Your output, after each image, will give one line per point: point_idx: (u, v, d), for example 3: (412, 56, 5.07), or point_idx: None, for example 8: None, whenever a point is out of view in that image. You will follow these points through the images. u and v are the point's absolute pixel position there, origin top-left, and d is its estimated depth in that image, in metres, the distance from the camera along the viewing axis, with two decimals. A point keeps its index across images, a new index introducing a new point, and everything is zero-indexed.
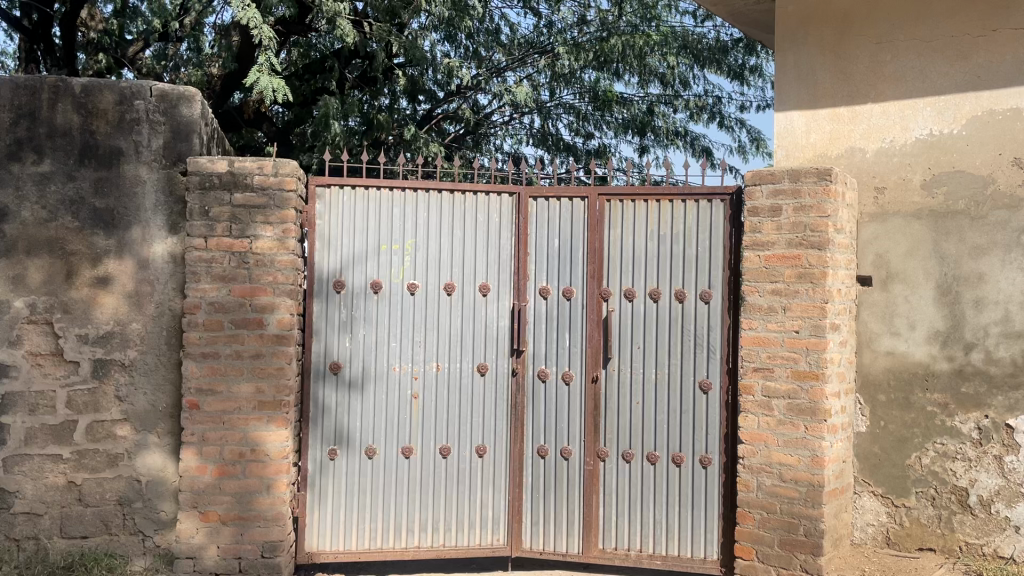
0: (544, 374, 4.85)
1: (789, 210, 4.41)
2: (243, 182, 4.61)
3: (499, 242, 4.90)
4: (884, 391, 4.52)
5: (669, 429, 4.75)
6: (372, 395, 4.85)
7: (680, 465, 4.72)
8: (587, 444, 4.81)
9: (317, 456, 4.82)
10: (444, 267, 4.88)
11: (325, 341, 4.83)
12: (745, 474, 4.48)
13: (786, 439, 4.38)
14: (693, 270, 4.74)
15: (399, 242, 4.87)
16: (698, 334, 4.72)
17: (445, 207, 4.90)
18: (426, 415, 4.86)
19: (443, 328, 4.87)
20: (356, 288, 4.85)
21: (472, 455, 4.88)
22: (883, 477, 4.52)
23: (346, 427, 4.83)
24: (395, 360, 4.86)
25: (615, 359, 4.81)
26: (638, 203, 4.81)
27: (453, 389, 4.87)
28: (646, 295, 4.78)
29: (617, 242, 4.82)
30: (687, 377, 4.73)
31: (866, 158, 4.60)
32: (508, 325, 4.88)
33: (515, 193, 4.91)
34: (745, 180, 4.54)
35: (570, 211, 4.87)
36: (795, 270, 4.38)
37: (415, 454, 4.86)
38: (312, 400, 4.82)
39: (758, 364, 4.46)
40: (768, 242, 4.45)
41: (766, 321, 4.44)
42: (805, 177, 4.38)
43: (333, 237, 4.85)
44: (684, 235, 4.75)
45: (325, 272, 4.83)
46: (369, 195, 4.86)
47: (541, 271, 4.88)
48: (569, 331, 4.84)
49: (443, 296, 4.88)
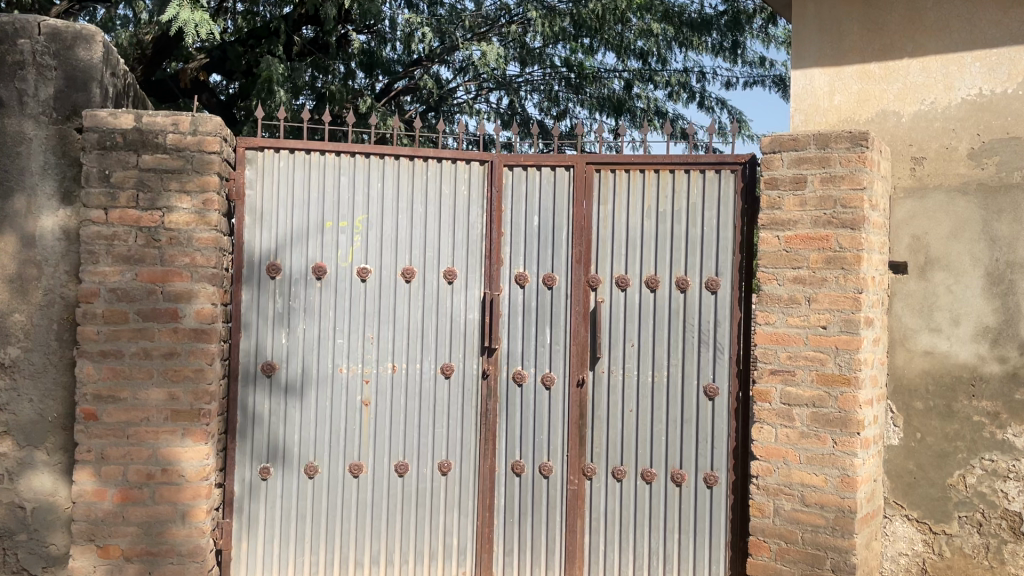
0: (520, 377, 4.08)
1: (815, 181, 3.69)
2: (152, 141, 3.75)
3: (468, 220, 4.11)
4: (921, 397, 3.85)
5: (667, 442, 4.01)
6: (314, 402, 4.03)
7: (681, 484, 3.99)
8: (571, 459, 4.05)
9: (246, 475, 4.00)
10: (402, 249, 4.08)
11: (256, 337, 4.01)
12: (759, 497, 3.77)
13: (810, 456, 3.67)
14: (698, 253, 3.99)
15: (347, 218, 4.06)
16: (703, 330, 3.98)
17: (404, 177, 4.10)
18: (379, 425, 4.06)
19: (400, 322, 4.07)
20: (294, 272, 4.02)
21: (434, 473, 4.09)
22: (919, 499, 3.85)
23: (282, 441, 4.02)
24: (341, 360, 4.05)
25: (604, 359, 4.06)
26: (633, 173, 4.06)
27: (411, 395, 4.08)
28: (642, 283, 4.03)
29: (609, 220, 4.06)
30: (689, 381, 3.99)
31: (901, 123, 3.91)
32: (478, 319, 4.10)
33: (487, 160, 4.12)
34: (763, 146, 3.81)
35: (553, 183, 4.10)
36: (822, 254, 3.66)
37: (365, 473, 4.06)
38: (240, 407, 3.99)
39: (776, 366, 3.74)
40: (789, 219, 3.73)
41: (786, 314, 3.73)
42: (835, 142, 3.66)
43: (267, 212, 4.02)
44: (687, 211, 4.01)
45: (257, 254, 4.01)
46: (313, 161, 4.05)
47: (518, 255, 4.11)
48: (551, 325, 4.08)
49: (400, 284, 4.08)
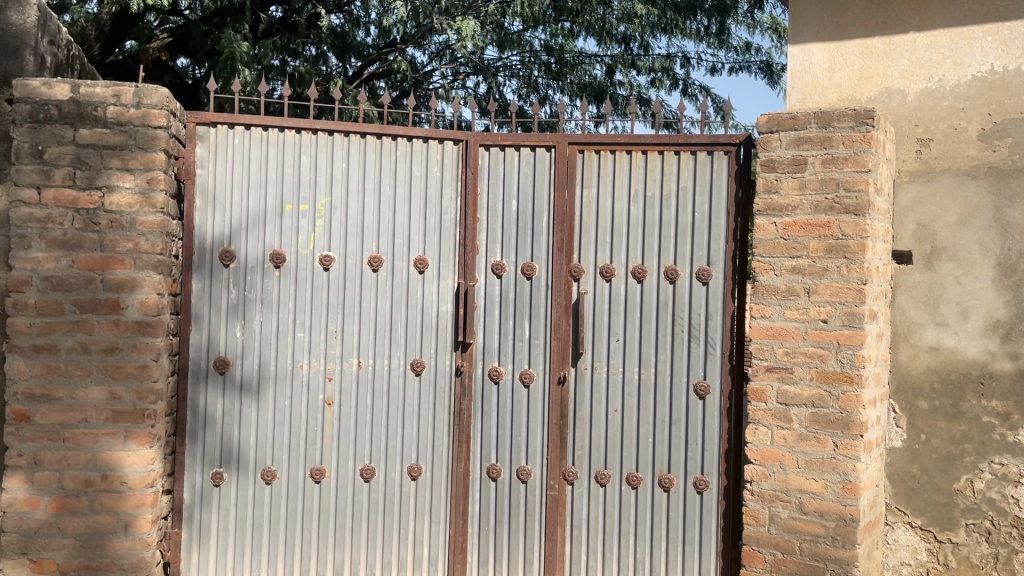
0: (496, 374, 3.77)
1: (816, 163, 3.41)
2: (91, 113, 3.41)
3: (440, 204, 3.80)
4: (926, 396, 3.59)
5: (654, 444, 3.73)
6: (272, 401, 3.71)
7: (669, 490, 3.70)
8: (551, 463, 3.76)
9: (197, 481, 3.67)
10: (368, 236, 3.76)
11: (208, 330, 3.67)
12: (753, 504, 3.50)
13: (809, 460, 3.40)
14: (688, 241, 3.70)
15: (308, 201, 3.73)
16: (693, 324, 3.70)
17: (371, 157, 3.78)
18: (343, 427, 3.75)
19: (366, 314, 3.75)
20: (250, 260, 3.69)
21: (403, 478, 3.78)
22: (922, 505, 3.60)
23: (237, 443, 3.69)
24: (302, 355, 3.72)
25: (587, 354, 3.76)
26: (618, 155, 3.76)
27: (378, 394, 3.76)
28: (628, 273, 3.74)
29: (593, 205, 3.76)
30: (677, 378, 3.71)
31: (907, 102, 3.64)
32: (451, 311, 3.79)
33: (461, 140, 3.81)
34: (759, 125, 3.53)
35: (532, 164, 3.80)
36: (822, 242, 3.39)
37: (328, 477, 3.74)
38: (190, 407, 3.66)
39: (773, 363, 3.47)
40: (787, 204, 3.45)
41: (783, 307, 3.45)
42: (838, 121, 3.37)
43: (220, 194, 3.68)
44: (677, 195, 3.72)
45: (209, 240, 3.67)
46: (270, 139, 3.72)
47: (494, 242, 3.80)
48: (530, 319, 3.78)
49: (367, 273, 3.76)
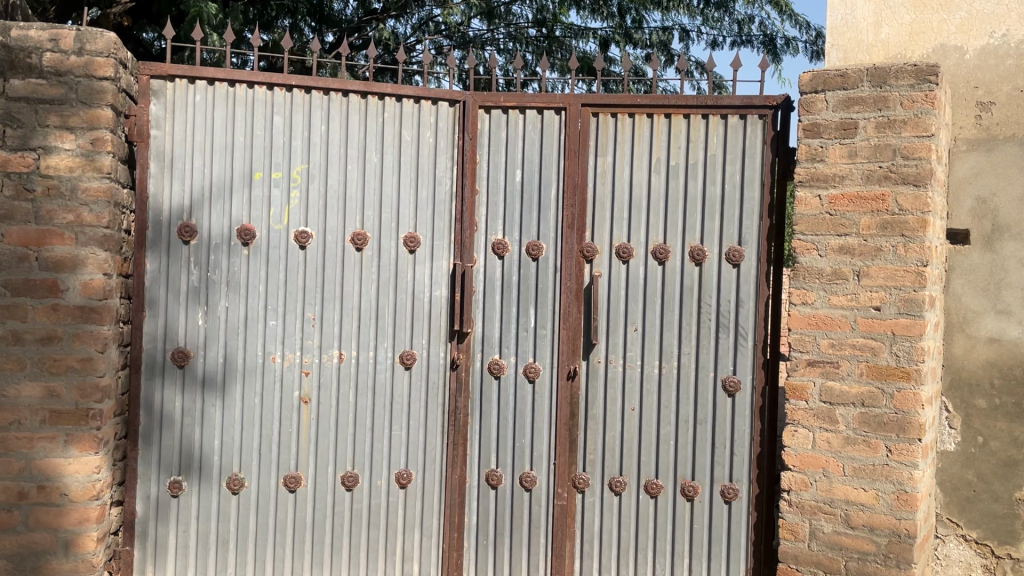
0: (497, 368, 3.31)
1: (868, 126, 2.97)
2: (23, 61, 2.89)
3: (434, 174, 3.32)
4: (985, 394, 3.18)
5: (677, 448, 3.28)
6: (239, 399, 3.22)
7: (693, 499, 3.26)
8: (559, 469, 3.30)
9: (152, 491, 3.18)
10: (351, 209, 3.27)
11: (165, 317, 3.17)
12: (792, 516, 3.07)
13: (856, 467, 2.98)
14: (717, 217, 3.25)
15: (282, 168, 3.23)
16: (721, 311, 3.25)
17: (354, 118, 3.28)
18: (321, 428, 3.27)
19: (348, 300, 3.27)
20: (213, 236, 3.19)
21: (390, 486, 3.32)
22: (979, 516, 3.20)
23: (198, 448, 3.20)
24: (274, 346, 3.23)
25: (601, 346, 3.30)
26: (637, 118, 3.30)
27: (362, 390, 3.29)
28: (648, 254, 3.28)
29: (608, 176, 3.30)
30: (703, 373, 3.26)
31: (965, 60, 3.21)
32: (445, 296, 3.32)
33: (459, 100, 3.33)
34: (801, 84, 3.08)
35: (539, 129, 3.33)
36: (875, 217, 2.95)
37: (304, 486, 3.26)
38: (144, 406, 3.16)
39: (816, 356, 3.04)
40: (835, 174, 3.01)
41: (828, 293, 3.02)
42: (896, 78, 2.94)
43: (179, 159, 3.17)
44: (705, 165, 3.26)
45: (165, 212, 3.16)
46: (237, 96, 3.21)
47: (496, 218, 3.33)
48: (535, 305, 3.31)
49: (349, 252, 3.27)
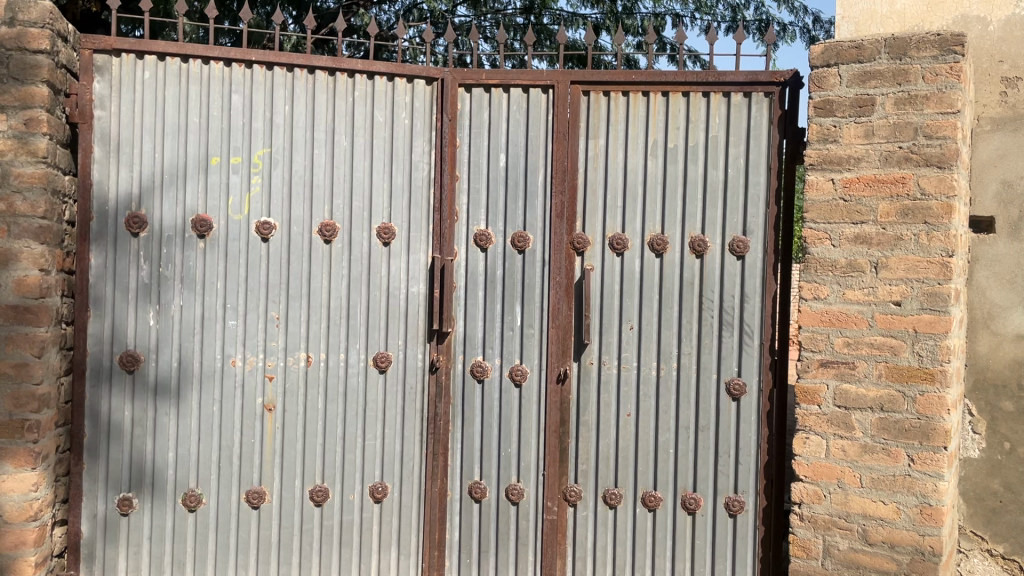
0: (480, 370, 3.03)
1: (887, 103, 2.69)
2: None
3: (410, 159, 3.03)
4: (1012, 396, 2.92)
5: (677, 457, 3.00)
6: (196, 406, 2.93)
7: (695, 512, 2.99)
8: (548, 481, 3.02)
9: (99, 510, 2.88)
10: (318, 198, 2.97)
11: (112, 318, 2.88)
12: (803, 531, 2.81)
13: (875, 478, 2.71)
14: (720, 204, 2.97)
15: (241, 153, 2.94)
16: (724, 308, 2.97)
17: (321, 97, 2.98)
18: (287, 438, 2.98)
19: (316, 297, 2.97)
20: (166, 228, 2.90)
21: (363, 500, 3.03)
22: (1006, 529, 2.93)
23: (150, 461, 2.91)
24: (235, 348, 2.94)
25: (593, 346, 3.02)
26: (632, 97, 3.01)
27: (333, 396, 3.00)
28: (644, 245, 3.00)
29: (601, 161, 3.02)
30: (705, 375, 2.98)
31: (989, 32, 2.92)
32: (423, 293, 3.04)
33: (437, 77, 3.03)
34: (812, 58, 2.80)
35: (525, 110, 3.04)
36: (895, 203, 2.68)
37: (268, 502, 2.97)
38: (90, 415, 2.87)
39: (828, 356, 2.77)
40: (849, 156, 2.74)
41: (842, 287, 2.75)
42: (917, 49, 2.66)
43: (126, 143, 2.87)
44: (706, 148, 2.98)
45: (111, 201, 2.86)
46: (191, 73, 2.91)
47: (478, 207, 3.04)
48: (521, 302, 3.03)
49: (317, 244, 2.98)
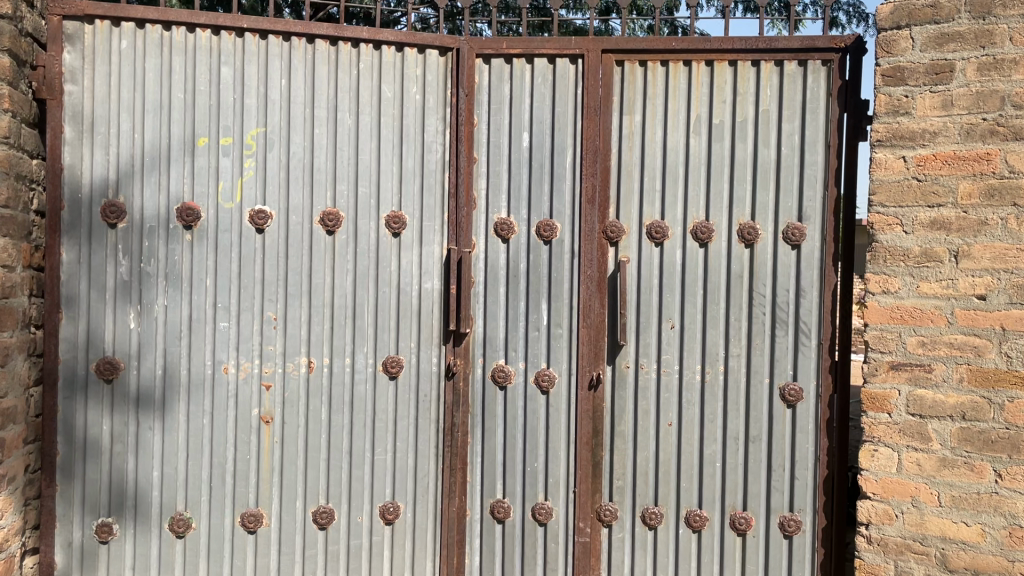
0: (502, 375, 2.70)
1: (968, 68, 2.36)
2: None
3: (422, 139, 2.70)
4: None
5: (725, 471, 2.67)
6: (183, 418, 2.60)
7: (745, 533, 2.66)
8: (580, 499, 2.69)
9: (75, 538, 2.56)
10: (319, 182, 2.64)
11: (87, 320, 2.54)
12: (872, 556, 2.48)
13: (956, 496, 2.39)
14: (772, 187, 2.64)
15: (232, 132, 2.60)
16: (778, 304, 2.64)
17: (322, 70, 2.65)
18: (286, 453, 2.65)
19: (318, 295, 2.64)
20: (147, 217, 2.57)
21: (373, 522, 2.70)
22: None
23: (132, 482, 2.58)
24: (227, 352, 2.61)
25: (629, 347, 2.69)
26: (672, 67, 2.68)
27: (338, 406, 2.67)
28: (686, 233, 2.67)
29: (636, 139, 2.68)
30: (756, 380, 2.65)
31: None
32: (438, 289, 2.70)
33: (452, 47, 2.70)
34: (879, 19, 2.47)
35: (551, 83, 2.70)
36: (978, 183, 2.35)
37: (266, 526, 2.65)
38: (63, 430, 2.54)
39: (900, 358, 2.44)
40: (924, 130, 2.41)
41: (916, 278, 2.41)
42: (1003, 7, 2.33)
43: (101, 122, 2.54)
44: (756, 123, 2.64)
45: (85, 188, 2.53)
46: (174, 42, 2.57)
47: (499, 192, 2.71)
48: (549, 298, 2.70)
49: (318, 235, 2.64)
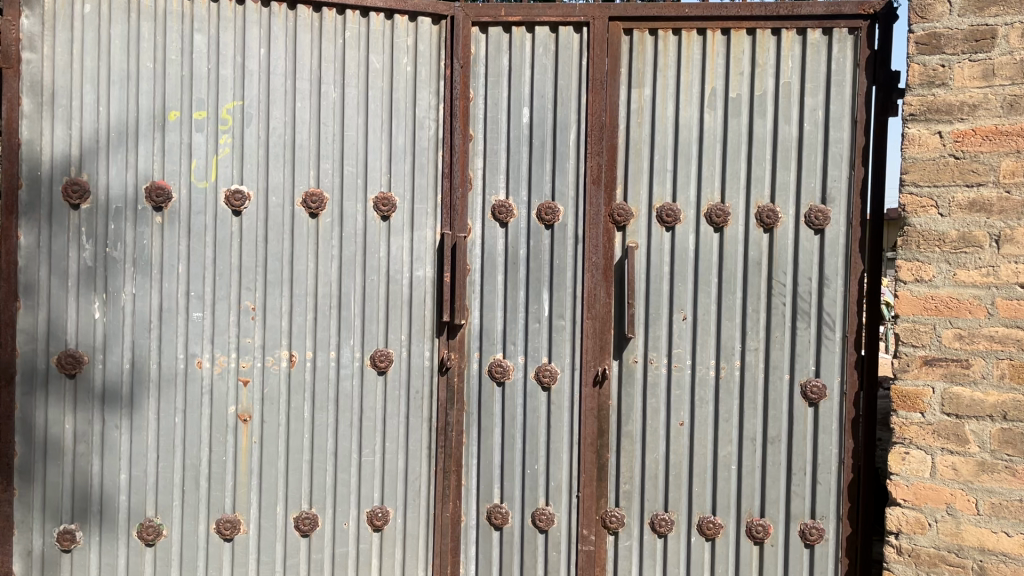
0: (500, 370, 2.49)
1: (1011, 34, 2.15)
2: None
3: (413, 115, 2.49)
4: None
5: (741, 475, 2.47)
6: (153, 416, 2.39)
7: (762, 542, 2.46)
8: (584, 504, 2.49)
9: (36, 545, 2.37)
10: (301, 160, 2.43)
11: (47, 310, 2.34)
12: (903, 568, 2.27)
13: (995, 503, 2.18)
14: (793, 167, 2.42)
15: (206, 106, 2.39)
16: (799, 294, 2.42)
17: (304, 38, 2.43)
18: (265, 454, 2.45)
19: (300, 282, 2.44)
20: (113, 198, 2.36)
21: (360, 529, 2.50)
22: None
23: (97, 486, 2.38)
24: (201, 345, 2.41)
25: (638, 340, 2.49)
26: (685, 36, 2.46)
27: (322, 403, 2.46)
28: (700, 217, 2.45)
29: (646, 114, 2.47)
30: (776, 376, 2.44)
31: None
32: (430, 277, 2.50)
33: (446, 15, 2.49)
34: None
35: (553, 53, 2.49)
36: (1022, 160, 2.14)
37: (244, 533, 2.45)
38: (21, 429, 2.34)
39: (935, 353, 2.22)
40: (963, 103, 2.19)
41: (953, 266, 2.20)
42: None
43: (62, 94, 2.33)
44: (776, 97, 2.43)
45: (45, 166, 2.33)
46: (142, 8, 2.36)
47: (497, 172, 2.50)
48: (550, 287, 2.49)
49: (300, 218, 2.43)
